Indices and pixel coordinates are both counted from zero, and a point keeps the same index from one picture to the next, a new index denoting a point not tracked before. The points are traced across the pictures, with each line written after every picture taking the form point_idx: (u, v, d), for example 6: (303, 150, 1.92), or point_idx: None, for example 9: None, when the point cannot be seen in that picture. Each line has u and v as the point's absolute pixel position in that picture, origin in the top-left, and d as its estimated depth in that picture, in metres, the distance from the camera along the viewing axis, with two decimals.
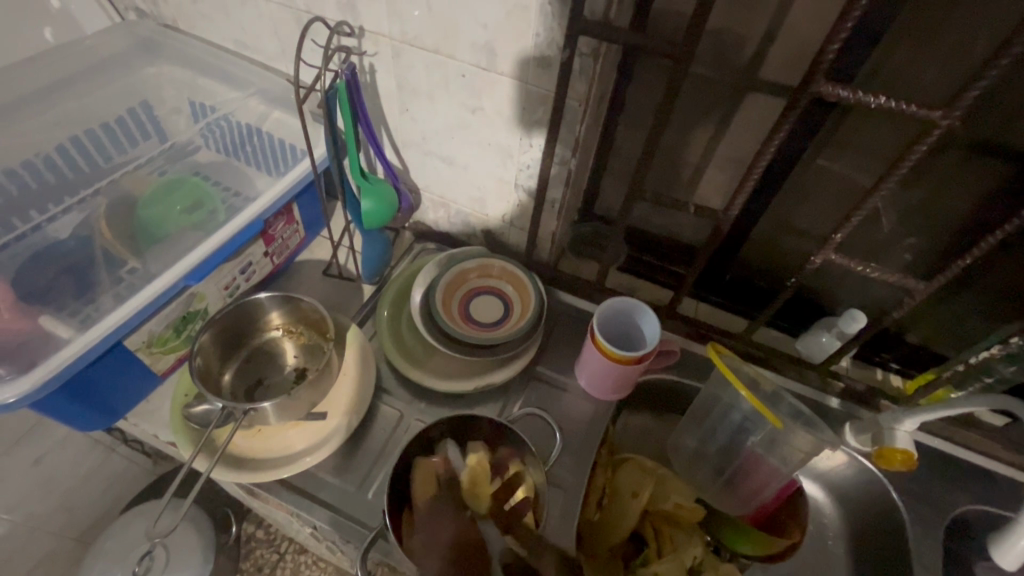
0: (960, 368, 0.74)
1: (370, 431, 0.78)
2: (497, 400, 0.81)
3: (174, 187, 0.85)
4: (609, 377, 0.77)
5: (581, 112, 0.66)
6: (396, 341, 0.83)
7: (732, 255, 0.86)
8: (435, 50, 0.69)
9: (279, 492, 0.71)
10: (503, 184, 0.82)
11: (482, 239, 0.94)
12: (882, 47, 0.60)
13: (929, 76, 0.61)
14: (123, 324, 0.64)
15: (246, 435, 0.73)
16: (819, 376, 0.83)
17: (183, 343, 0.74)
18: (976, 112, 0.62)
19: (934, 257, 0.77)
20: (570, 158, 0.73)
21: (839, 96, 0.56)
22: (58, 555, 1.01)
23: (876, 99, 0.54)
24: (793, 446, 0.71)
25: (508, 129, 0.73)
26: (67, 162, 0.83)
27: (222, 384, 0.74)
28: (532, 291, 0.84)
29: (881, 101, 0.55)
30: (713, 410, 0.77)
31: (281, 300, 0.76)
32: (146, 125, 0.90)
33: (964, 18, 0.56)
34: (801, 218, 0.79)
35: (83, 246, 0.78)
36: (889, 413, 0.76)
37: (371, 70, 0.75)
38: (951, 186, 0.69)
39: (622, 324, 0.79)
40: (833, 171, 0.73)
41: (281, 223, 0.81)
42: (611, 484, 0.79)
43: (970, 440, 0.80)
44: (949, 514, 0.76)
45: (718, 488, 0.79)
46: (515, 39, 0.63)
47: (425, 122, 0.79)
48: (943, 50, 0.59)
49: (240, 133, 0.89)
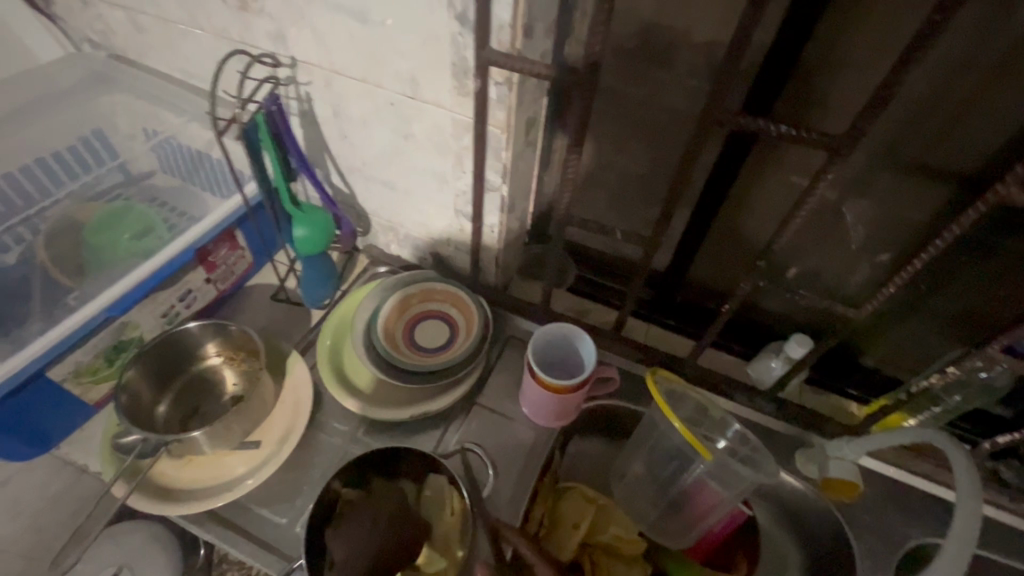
0: (904, 394, 0.74)
1: (305, 460, 0.76)
2: (438, 427, 0.80)
3: (125, 214, 0.87)
4: (548, 404, 0.76)
5: (504, 140, 0.66)
6: (337, 368, 0.82)
7: (678, 277, 0.85)
8: (363, 79, 0.69)
9: (206, 524, 0.70)
10: (444, 209, 0.81)
11: (433, 262, 0.93)
12: (798, 73, 0.62)
13: (843, 101, 0.62)
14: (43, 354, 0.65)
15: (178, 465, 0.73)
16: (773, 405, 0.80)
17: (115, 372, 0.74)
18: (906, 127, 0.62)
19: (880, 276, 0.76)
20: (501, 184, 0.72)
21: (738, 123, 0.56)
22: None
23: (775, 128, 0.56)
24: (732, 476, 0.68)
25: (441, 155, 0.73)
26: (16, 190, 0.85)
27: (156, 413, 0.74)
28: (474, 315, 0.83)
29: (781, 130, 0.56)
30: (654, 438, 0.76)
31: (216, 327, 0.76)
32: (99, 151, 0.92)
33: (881, 29, 0.57)
34: (748, 236, 0.78)
35: (28, 274, 0.80)
36: (834, 441, 0.74)
37: (307, 99, 0.76)
38: (880, 210, 0.69)
39: (561, 350, 0.77)
40: (775, 189, 0.71)
41: (224, 249, 0.82)
42: (552, 516, 0.78)
43: (924, 470, 0.78)
44: (903, 547, 0.73)
45: (662, 521, 0.77)
46: (434, 68, 0.63)
47: (364, 148, 0.79)
48: (867, 61, 0.59)
49: (192, 160, 0.91)
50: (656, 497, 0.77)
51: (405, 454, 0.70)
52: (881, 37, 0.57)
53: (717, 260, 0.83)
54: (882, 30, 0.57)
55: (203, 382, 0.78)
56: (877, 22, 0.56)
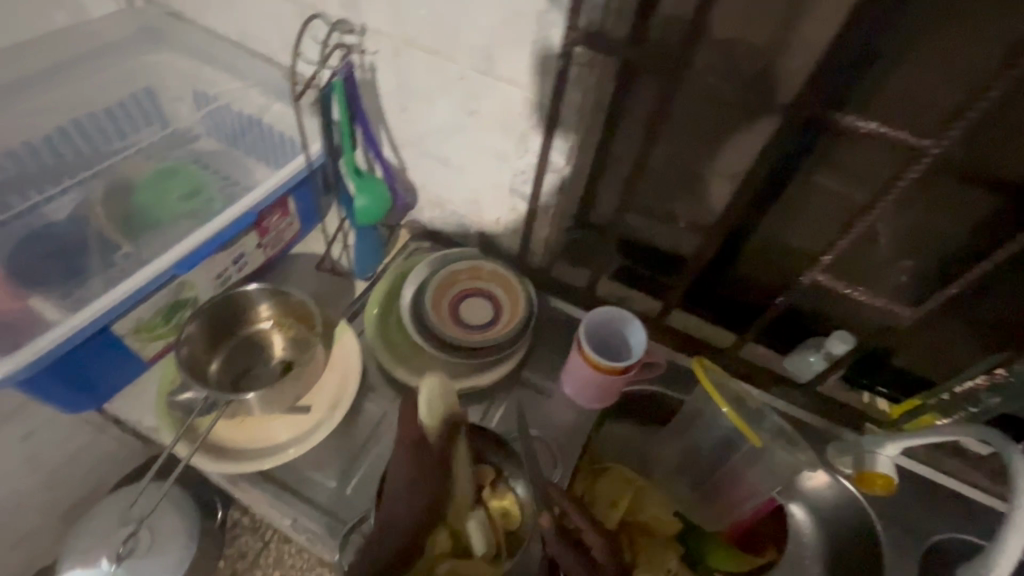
0: (945, 396, 0.76)
1: (352, 428, 0.78)
2: (483, 402, 0.82)
3: (174, 174, 0.86)
4: (591, 386, 0.77)
5: (576, 120, 0.67)
6: (384, 340, 0.83)
7: (724, 269, 0.85)
8: (435, 52, 0.69)
9: (259, 484, 0.72)
10: (498, 188, 0.82)
11: (476, 241, 0.94)
12: (875, 72, 0.59)
13: (923, 100, 0.59)
14: (111, 308, 0.66)
15: (231, 425, 0.74)
16: (808, 398, 0.84)
17: (171, 331, 0.75)
18: (972, 138, 0.60)
19: (929, 283, 0.73)
20: (564, 166, 0.73)
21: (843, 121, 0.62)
22: (45, 530, 1.07)
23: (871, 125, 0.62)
24: (776, 464, 0.70)
25: (504, 133, 0.73)
26: (67, 144, 0.83)
27: (210, 372, 0.75)
28: (521, 296, 0.84)
29: (870, 127, 0.62)
30: (694, 424, 0.78)
31: (271, 291, 0.77)
32: (149, 112, 0.89)
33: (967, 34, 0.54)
34: (790, 236, 0.78)
35: (81, 229, 0.79)
36: (872, 437, 0.75)
37: (371, 68, 0.75)
38: (933, 217, 0.68)
39: (609, 334, 0.78)
40: (828, 192, 0.71)
41: (277, 215, 0.82)
42: (589, 492, 0.80)
43: (952, 468, 0.80)
44: (927, 540, 0.76)
45: (695, 502, 0.80)
46: (513, 45, 0.64)
47: (423, 122, 0.79)
48: (945, 67, 0.57)
49: (240, 124, 0.89)
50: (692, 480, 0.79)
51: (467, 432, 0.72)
52: (974, 35, 0.54)
53: (758, 258, 0.82)
54: (976, 28, 0.54)
55: (253, 345, 0.79)
56: (963, 29, 0.54)
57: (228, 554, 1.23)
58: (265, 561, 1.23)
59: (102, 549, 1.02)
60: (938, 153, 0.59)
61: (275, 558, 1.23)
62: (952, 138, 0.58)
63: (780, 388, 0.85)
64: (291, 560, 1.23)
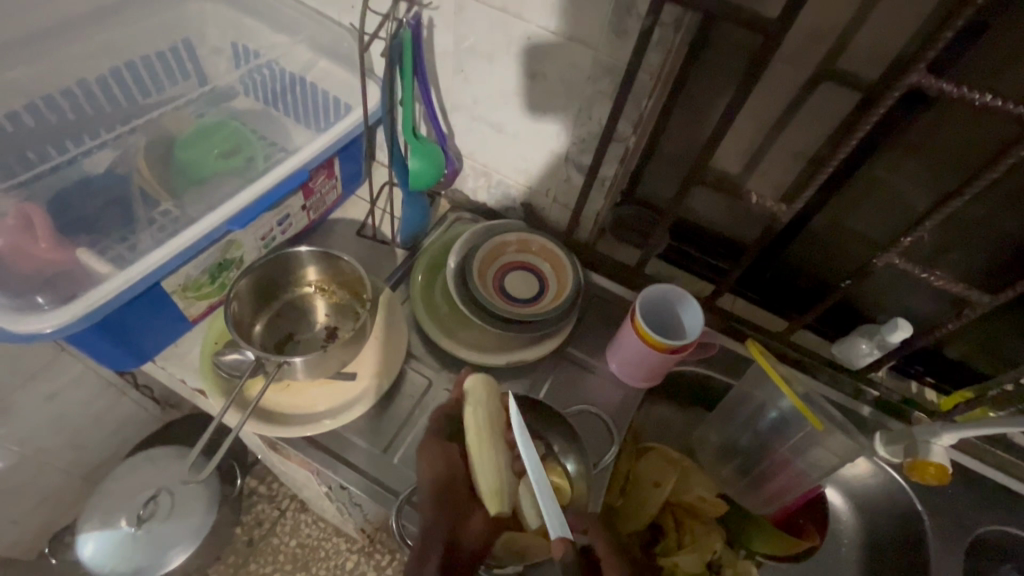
0: (1008, 385, 0.73)
1: (397, 397, 0.77)
2: (527, 377, 0.81)
3: (214, 132, 0.83)
4: (642, 365, 0.76)
5: (650, 86, 0.65)
6: (429, 310, 0.82)
7: (779, 251, 0.81)
8: (503, 8, 0.65)
9: (305, 448, 0.71)
10: (553, 157, 0.79)
11: (521, 212, 0.91)
12: (983, 45, 0.54)
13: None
14: (163, 264, 0.64)
15: (277, 389, 0.72)
16: (856, 386, 0.83)
17: (216, 290, 0.74)
18: None
19: (993, 269, 0.71)
20: (630, 135, 0.71)
21: (942, 89, 0.55)
22: (66, 489, 1.06)
23: (980, 96, 0.54)
24: (827, 450, 0.66)
25: (568, 98, 0.71)
26: (105, 94, 0.79)
27: (253, 334, 0.73)
28: (570, 271, 0.81)
29: (986, 100, 0.54)
30: (745, 407, 0.76)
31: (320, 255, 0.75)
32: (186, 65, 0.85)
33: None
34: (855, 220, 0.74)
35: (122, 183, 0.77)
36: (926, 426, 0.73)
37: (430, 25, 0.71)
38: (1012, 204, 0.65)
39: (662, 312, 0.77)
40: (899, 175, 0.68)
41: (322, 176, 0.79)
42: (634, 472, 0.79)
43: (1000, 462, 0.79)
44: (972, 531, 0.75)
45: (742, 486, 0.79)
46: (592, 3, 0.61)
47: (480, 85, 0.75)
48: None
49: (281, 82, 0.85)
50: (735, 461, 0.79)
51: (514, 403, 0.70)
52: None
53: (817, 242, 0.79)
54: None
55: (298, 309, 0.77)
56: None
57: (245, 521, 1.23)
58: (282, 529, 1.23)
59: (122, 511, 1.02)
60: None
61: (292, 527, 1.23)
62: None
63: (829, 374, 0.83)
64: (309, 529, 1.23)
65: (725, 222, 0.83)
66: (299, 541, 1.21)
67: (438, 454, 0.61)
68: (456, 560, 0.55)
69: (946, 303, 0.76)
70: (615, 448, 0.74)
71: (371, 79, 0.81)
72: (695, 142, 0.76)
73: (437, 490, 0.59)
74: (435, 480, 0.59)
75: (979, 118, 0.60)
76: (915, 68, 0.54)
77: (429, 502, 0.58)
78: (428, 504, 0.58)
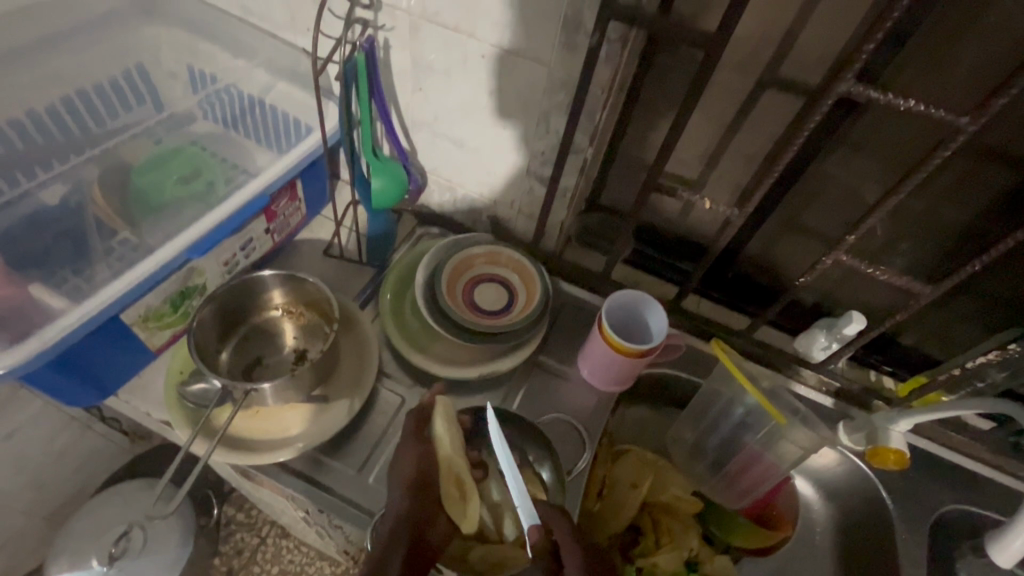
0: (956, 370, 0.76)
1: (371, 415, 0.77)
2: (500, 388, 0.81)
3: (173, 158, 0.81)
4: (612, 369, 0.77)
5: (603, 100, 0.67)
6: (400, 327, 0.82)
7: (738, 252, 0.84)
8: (457, 28, 0.67)
9: (277, 474, 0.70)
10: (515, 170, 0.81)
11: (488, 225, 0.92)
12: (911, 51, 0.58)
13: (958, 74, 0.58)
14: (120, 297, 0.64)
15: (246, 416, 0.71)
16: (818, 377, 0.85)
17: (179, 319, 0.73)
18: (1002, 117, 0.60)
19: (940, 262, 0.75)
20: (587, 147, 0.73)
21: (870, 97, 0.57)
22: (29, 531, 1.02)
23: (905, 101, 0.56)
24: (791, 442, 0.69)
25: (525, 112, 0.72)
26: (56, 123, 0.77)
27: (219, 361, 0.72)
28: (538, 282, 0.82)
29: (910, 105, 0.57)
30: (713, 405, 0.78)
31: (285, 278, 0.74)
32: (141, 89, 0.84)
33: (1011, 9, 0.53)
34: (808, 220, 0.78)
35: (78, 215, 0.75)
36: (884, 413, 0.77)
37: (385, 46, 0.72)
38: (950, 196, 0.69)
39: (628, 317, 0.79)
40: (844, 177, 0.72)
41: (285, 199, 0.80)
42: (610, 476, 0.80)
43: (956, 443, 0.82)
44: (935, 512, 0.78)
45: (715, 482, 0.81)
46: (542, 21, 0.62)
47: (439, 102, 0.76)
48: (987, 33, 0.55)
49: (241, 105, 0.85)
50: (708, 459, 0.81)
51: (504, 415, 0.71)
52: (1012, 17, 0.54)
53: (772, 240, 0.82)
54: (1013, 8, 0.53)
55: (265, 334, 0.76)
56: (1001, 7, 0.54)
57: (223, 552, 1.20)
58: (263, 557, 1.20)
59: (92, 549, 0.97)
60: (975, 129, 0.55)
61: (273, 555, 1.20)
62: (993, 111, 0.54)
63: (794, 369, 0.86)
64: (290, 556, 1.20)
65: (684, 225, 0.86)
66: (280, 567, 1.19)
67: (429, 454, 0.64)
68: (419, 551, 0.59)
69: (897, 294, 0.80)
70: (587, 455, 0.75)
71: (330, 99, 0.81)
72: (650, 150, 0.78)
73: (415, 488, 0.62)
74: (414, 475, 0.62)
75: (912, 120, 0.64)
76: (844, 77, 0.57)
77: (407, 495, 0.61)
78: (401, 498, 0.61)
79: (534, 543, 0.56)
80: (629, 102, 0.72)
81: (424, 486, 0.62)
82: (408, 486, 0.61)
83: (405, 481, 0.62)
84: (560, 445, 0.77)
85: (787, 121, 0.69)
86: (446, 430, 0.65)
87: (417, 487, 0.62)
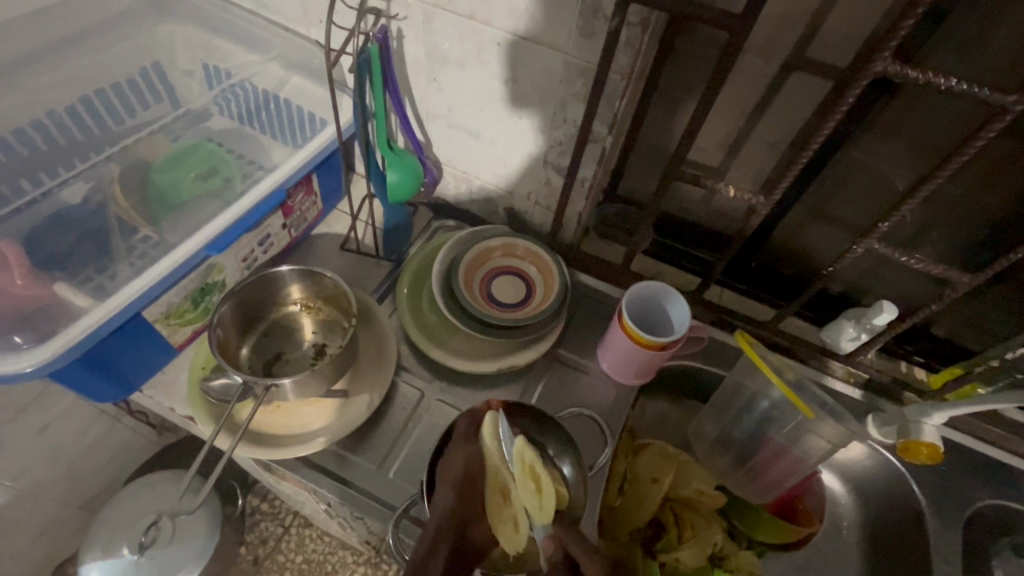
0: (994, 361, 0.73)
1: (390, 409, 0.77)
2: (519, 382, 0.80)
3: (189, 155, 0.81)
4: (633, 362, 0.76)
5: (622, 87, 0.65)
6: (417, 321, 0.81)
7: (762, 241, 0.82)
8: (471, 16, 0.65)
9: (300, 469, 0.71)
10: (531, 160, 0.79)
11: (504, 216, 0.91)
12: (950, 28, 0.55)
13: (1000, 48, 0.55)
14: (142, 294, 0.64)
15: (267, 411, 0.72)
16: (846, 369, 0.82)
17: (200, 316, 0.74)
18: None
19: (976, 249, 0.71)
20: (605, 135, 0.71)
21: (907, 76, 0.54)
22: (65, 520, 1.05)
23: (946, 81, 0.53)
24: (819, 436, 0.67)
25: (541, 101, 0.71)
26: (77, 122, 0.79)
27: (240, 357, 0.72)
28: (556, 274, 0.81)
29: (951, 83, 0.53)
30: (738, 398, 0.76)
31: (303, 274, 0.74)
32: (158, 87, 0.84)
33: None
34: (836, 208, 0.75)
35: (100, 213, 0.75)
36: (916, 406, 0.73)
37: (399, 36, 0.71)
38: (990, 179, 0.65)
39: (649, 309, 0.77)
40: (875, 162, 0.69)
41: (301, 194, 0.79)
42: (631, 470, 0.79)
43: (991, 436, 0.79)
44: (970, 508, 0.75)
45: (738, 476, 0.79)
46: (559, 7, 0.61)
47: (454, 93, 0.75)
48: None
49: (256, 100, 0.84)
50: (731, 453, 0.79)
51: (526, 410, 0.69)
52: None
53: (799, 228, 0.79)
54: None
55: (284, 329, 0.76)
56: None
57: (249, 541, 1.22)
58: (287, 546, 1.22)
59: (124, 539, 1.00)
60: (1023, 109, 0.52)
61: (297, 543, 1.22)
62: None
63: (820, 360, 0.83)
64: (314, 545, 1.22)
65: (706, 214, 0.84)
66: (304, 556, 1.21)
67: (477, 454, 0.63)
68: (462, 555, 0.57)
69: (930, 283, 0.77)
70: (609, 447, 0.73)
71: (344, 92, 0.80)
72: (670, 138, 0.76)
73: (460, 486, 0.60)
74: (463, 475, 0.61)
75: (950, 100, 0.60)
76: (879, 56, 0.53)
77: (455, 493, 0.60)
78: (449, 495, 0.59)
79: (551, 557, 0.57)
80: (648, 88, 0.70)
81: (470, 486, 0.61)
82: (456, 486, 0.60)
83: (452, 480, 0.60)
84: (580, 439, 0.76)
85: (814, 105, 0.67)
86: (494, 443, 0.63)
87: (464, 489, 0.61)
